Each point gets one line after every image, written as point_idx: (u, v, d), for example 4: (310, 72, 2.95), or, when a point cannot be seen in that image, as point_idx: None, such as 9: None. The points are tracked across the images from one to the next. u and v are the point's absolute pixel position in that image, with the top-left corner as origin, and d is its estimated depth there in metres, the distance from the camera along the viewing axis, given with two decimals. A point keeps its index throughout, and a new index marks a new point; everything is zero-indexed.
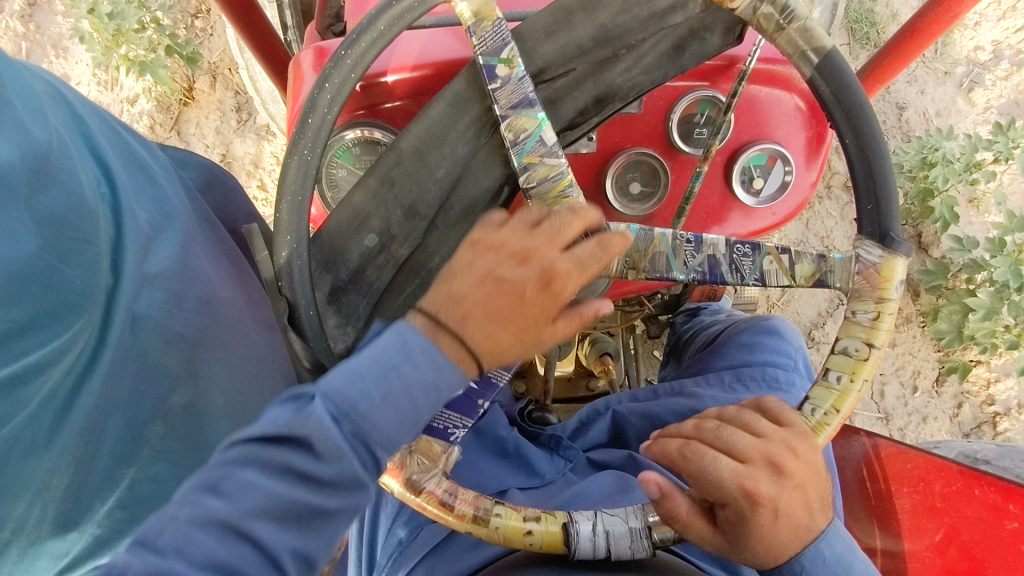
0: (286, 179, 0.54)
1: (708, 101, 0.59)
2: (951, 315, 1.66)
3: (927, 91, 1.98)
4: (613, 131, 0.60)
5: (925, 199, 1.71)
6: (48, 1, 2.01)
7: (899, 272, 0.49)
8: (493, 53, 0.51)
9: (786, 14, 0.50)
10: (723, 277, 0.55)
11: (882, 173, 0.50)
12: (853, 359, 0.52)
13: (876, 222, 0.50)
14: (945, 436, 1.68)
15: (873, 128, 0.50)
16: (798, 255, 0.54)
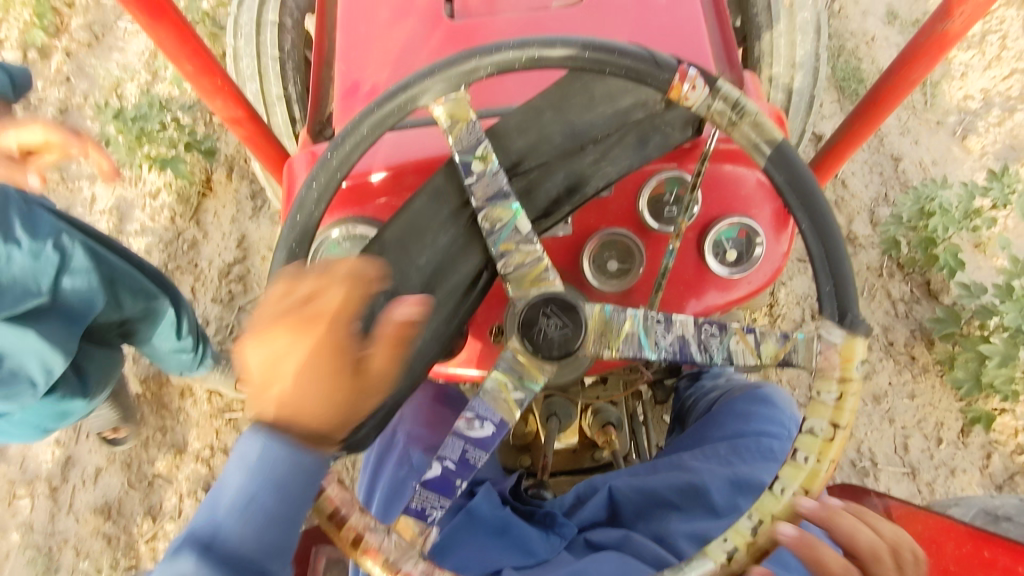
0: (274, 270, 0.58)
1: (676, 180, 0.61)
2: (968, 362, 1.65)
3: (921, 141, 2.02)
4: (587, 214, 0.63)
5: (929, 248, 1.73)
6: (78, 108, 2.17)
7: (857, 350, 0.51)
8: (468, 150, 0.54)
9: (738, 109, 0.53)
10: (692, 357, 0.56)
11: (836, 254, 0.53)
12: (820, 439, 0.52)
13: (835, 303, 0.52)
14: (976, 489, 1.63)
15: (825, 212, 0.53)
16: (762, 335, 0.55)
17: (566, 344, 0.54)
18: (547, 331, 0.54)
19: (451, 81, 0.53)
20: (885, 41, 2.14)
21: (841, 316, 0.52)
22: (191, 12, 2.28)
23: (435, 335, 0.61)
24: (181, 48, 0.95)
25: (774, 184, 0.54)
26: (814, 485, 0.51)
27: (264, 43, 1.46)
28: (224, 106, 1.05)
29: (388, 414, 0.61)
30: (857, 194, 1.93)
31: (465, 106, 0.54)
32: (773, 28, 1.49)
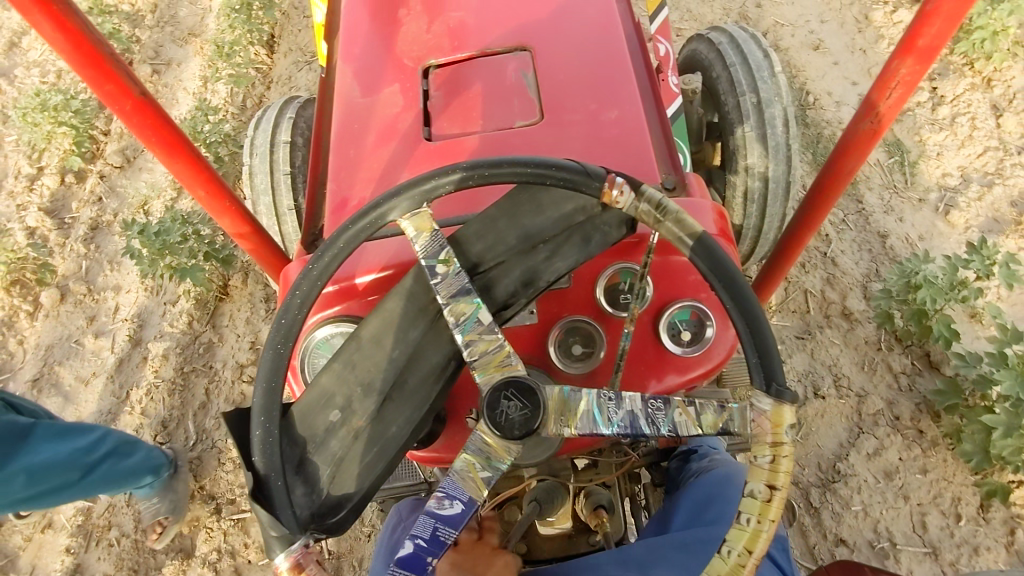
0: (260, 367, 0.64)
1: (627, 271, 0.69)
2: (975, 434, 1.63)
3: (905, 218, 2.10)
4: (550, 304, 0.70)
5: (922, 320, 1.77)
6: (108, 225, 2.33)
7: (786, 416, 0.55)
8: (432, 255, 0.61)
9: (662, 210, 0.60)
10: (643, 431, 0.59)
11: (760, 331, 0.58)
12: (759, 501, 0.54)
13: (763, 374, 0.56)
14: (1004, 567, 1.57)
15: (747, 293, 0.59)
16: (701, 406, 0.59)
17: (527, 424, 0.58)
18: (508, 413, 0.58)
19: (416, 199, 0.62)
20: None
21: (766, 385, 0.56)
22: (213, 134, 2.49)
23: (411, 423, 0.64)
24: (194, 177, 1.06)
25: (701, 272, 0.60)
26: (756, 547, 0.53)
27: (277, 161, 1.60)
28: (233, 224, 1.15)
29: (366, 498, 0.64)
30: (848, 271, 2.00)
31: (426, 218, 0.62)
32: (744, 123, 1.61)
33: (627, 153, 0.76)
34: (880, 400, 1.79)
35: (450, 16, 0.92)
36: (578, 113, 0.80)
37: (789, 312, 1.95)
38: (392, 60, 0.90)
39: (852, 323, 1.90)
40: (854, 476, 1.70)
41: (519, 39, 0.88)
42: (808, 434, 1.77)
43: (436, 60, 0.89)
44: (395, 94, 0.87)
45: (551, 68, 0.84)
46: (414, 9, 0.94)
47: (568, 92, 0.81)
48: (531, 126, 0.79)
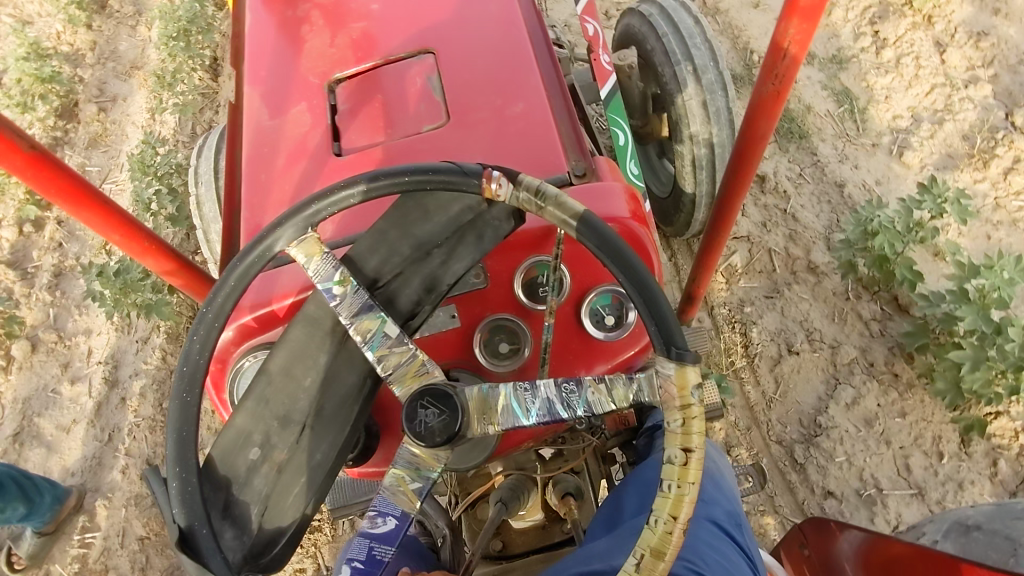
0: (168, 420, 0.64)
1: (543, 265, 0.73)
2: (946, 372, 1.65)
3: (860, 165, 2.11)
4: (471, 305, 0.74)
5: (884, 266, 1.79)
6: (71, 269, 2.31)
7: (691, 377, 0.54)
8: (327, 277, 0.63)
9: (540, 196, 0.59)
10: (560, 415, 0.58)
11: (655, 300, 0.58)
12: (677, 467, 0.54)
13: (663, 341, 0.56)
14: (990, 499, 1.59)
15: (636, 265, 0.59)
16: (612, 381, 0.57)
17: (448, 428, 0.58)
18: (427, 422, 0.59)
19: (300, 225, 0.64)
20: (807, 80, 2.26)
21: (667, 351, 0.56)
22: (165, 166, 2.46)
23: (335, 446, 0.67)
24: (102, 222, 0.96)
25: (590, 250, 0.60)
26: (680, 512, 0.52)
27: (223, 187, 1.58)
28: (156, 263, 1.01)
29: (300, 528, 0.67)
30: (809, 225, 2.01)
31: (314, 242, 0.64)
32: (683, 91, 1.60)
33: (529, 140, 0.86)
34: (853, 348, 1.80)
35: (350, 27, 1.00)
36: (482, 112, 0.89)
37: (756, 273, 1.95)
38: (296, 75, 0.98)
39: (818, 276, 1.91)
40: (835, 428, 1.71)
41: (420, 45, 0.97)
42: (786, 392, 1.78)
43: (340, 72, 0.97)
44: (301, 110, 0.94)
45: (452, 73, 0.92)
46: (314, 19, 1.03)
47: (468, 93, 0.90)
48: (439, 128, 0.89)
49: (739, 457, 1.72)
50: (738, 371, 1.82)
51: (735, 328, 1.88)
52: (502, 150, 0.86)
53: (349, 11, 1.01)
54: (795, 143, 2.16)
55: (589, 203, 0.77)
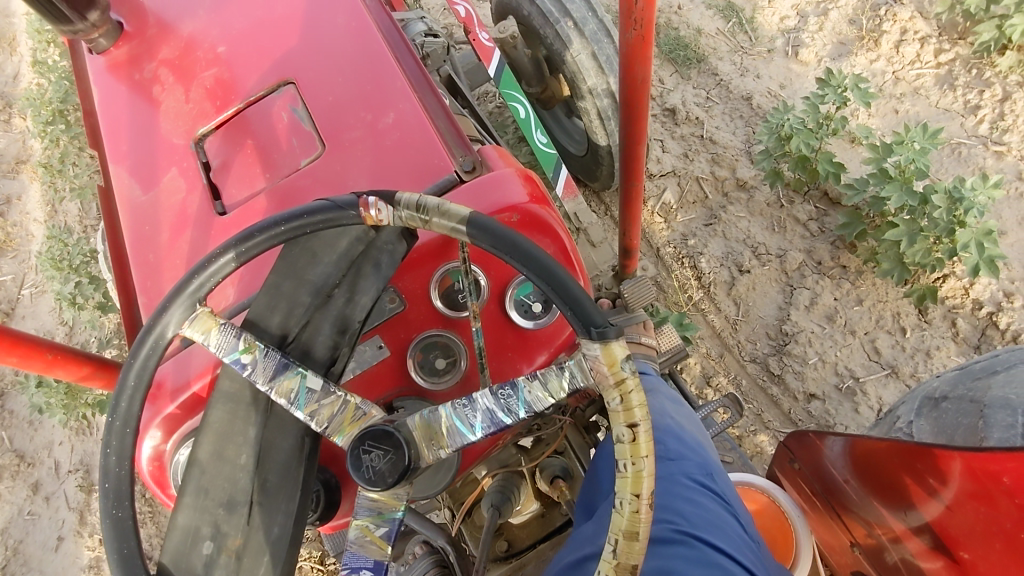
0: (107, 541, 0.65)
1: (454, 270, 0.90)
2: (888, 252, 1.69)
3: (762, 74, 2.16)
4: (398, 332, 0.90)
5: (807, 165, 1.83)
6: (14, 386, 2.20)
7: (617, 351, 0.58)
8: (232, 348, 0.66)
9: (423, 212, 0.64)
10: (505, 422, 0.62)
11: (561, 281, 0.62)
12: (629, 444, 0.56)
13: (580, 323, 0.60)
14: (959, 359, 1.64)
15: (534, 253, 0.63)
16: (545, 377, 0.61)
17: (395, 466, 0.61)
18: (374, 465, 0.61)
19: (187, 305, 0.67)
20: (690, 3, 2.30)
21: (586, 334, 0.60)
22: (79, 255, 2.36)
23: (291, 514, 0.67)
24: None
25: (486, 249, 0.64)
26: (642, 489, 0.55)
27: None
28: (69, 372, 0.94)
29: None
30: (727, 144, 2.06)
31: (207, 317, 0.68)
32: (570, 47, 1.59)
33: (401, 149, 1.01)
34: (799, 253, 1.84)
35: (202, 81, 1.12)
36: (356, 128, 1.04)
37: (690, 205, 2.00)
38: (168, 142, 1.11)
39: (749, 191, 1.96)
40: (802, 332, 1.74)
41: (276, 78, 1.09)
42: (748, 310, 1.81)
43: (205, 125, 1.10)
44: (173, 176, 1.09)
45: (313, 100, 1.07)
46: (167, 84, 1.14)
47: (334, 122, 1.04)
48: (315, 160, 1.02)
49: (720, 386, 1.74)
50: (698, 304, 1.85)
51: (684, 263, 1.91)
52: (381, 166, 1.01)
53: (198, 67, 1.13)
54: (694, 68, 2.21)
55: (483, 200, 0.94)
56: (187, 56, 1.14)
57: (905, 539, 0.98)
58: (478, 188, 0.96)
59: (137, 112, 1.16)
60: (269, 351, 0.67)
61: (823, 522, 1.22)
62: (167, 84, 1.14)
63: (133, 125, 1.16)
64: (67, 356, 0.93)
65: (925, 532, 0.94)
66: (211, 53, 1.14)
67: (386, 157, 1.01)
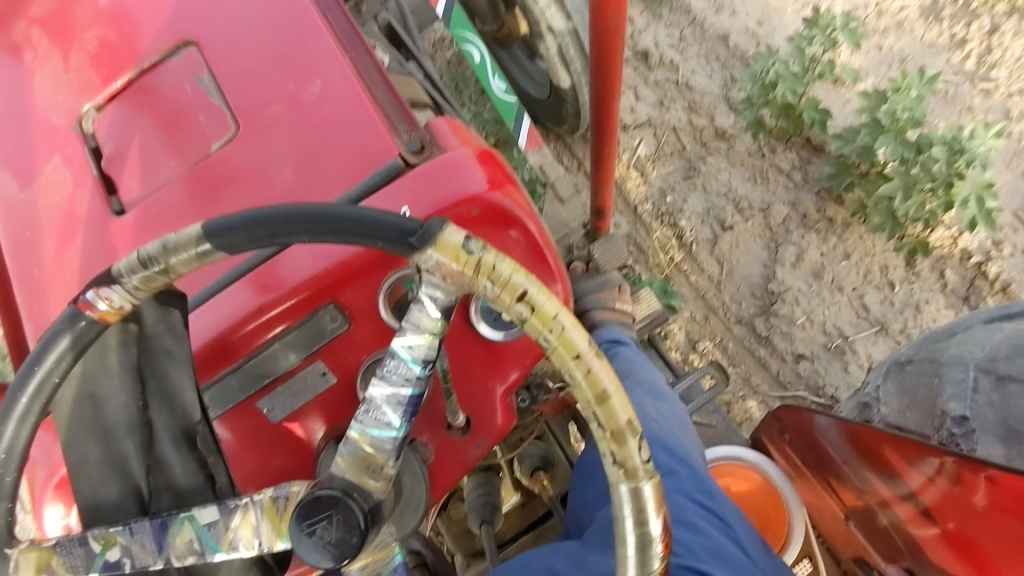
0: None
1: (405, 277, 0.96)
2: (879, 206, 1.63)
3: (738, 9, 2.02)
4: (347, 355, 1.00)
5: (791, 114, 1.76)
6: None
7: (454, 240, 0.62)
8: (90, 566, 0.70)
9: (151, 262, 0.67)
10: (417, 396, 0.69)
11: (352, 220, 0.64)
12: (533, 316, 0.62)
13: (404, 243, 0.63)
14: (948, 312, 1.61)
15: (301, 218, 0.65)
16: (417, 320, 0.67)
17: (347, 523, 0.66)
18: (328, 538, 0.65)
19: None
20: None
21: (414, 249, 0.63)
22: None
23: None
24: None
25: (246, 244, 0.66)
26: (603, 387, 0.61)
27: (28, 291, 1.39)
28: None
29: None
30: (705, 90, 1.94)
31: (38, 555, 0.69)
32: None
33: (306, 113, 1.15)
34: (783, 206, 1.75)
35: (84, 48, 1.25)
36: (276, 100, 1.17)
37: (667, 157, 1.89)
38: (49, 122, 1.24)
39: (729, 140, 1.86)
40: (788, 291, 1.68)
41: (175, 40, 1.22)
42: (732, 269, 1.73)
43: (93, 100, 1.23)
44: (63, 167, 1.22)
45: (219, 69, 1.20)
46: (42, 49, 1.26)
47: (241, 94, 1.18)
48: (225, 141, 1.16)
49: (706, 350, 1.68)
50: (679, 265, 1.77)
51: (664, 222, 1.82)
52: (291, 135, 1.15)
53: (79, 27, 1.25)
54: (667, 6, 2.05)
55: (417, 190, 1.06)
56: (62, 16, 1.26)
57: (893, 503, 1.22)
58: (431, 172, 1.06)
59: (15, 81, 1.27)
60: (133, 530, 0.71)
61: (813, 488, 1.48)
62: (42, 49, 1.26)
63: (17, 103, 1.27)
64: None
65: (912, 502, 1.15)
66: (92, 10, 1.26)
67: (307, 132, 1.14)
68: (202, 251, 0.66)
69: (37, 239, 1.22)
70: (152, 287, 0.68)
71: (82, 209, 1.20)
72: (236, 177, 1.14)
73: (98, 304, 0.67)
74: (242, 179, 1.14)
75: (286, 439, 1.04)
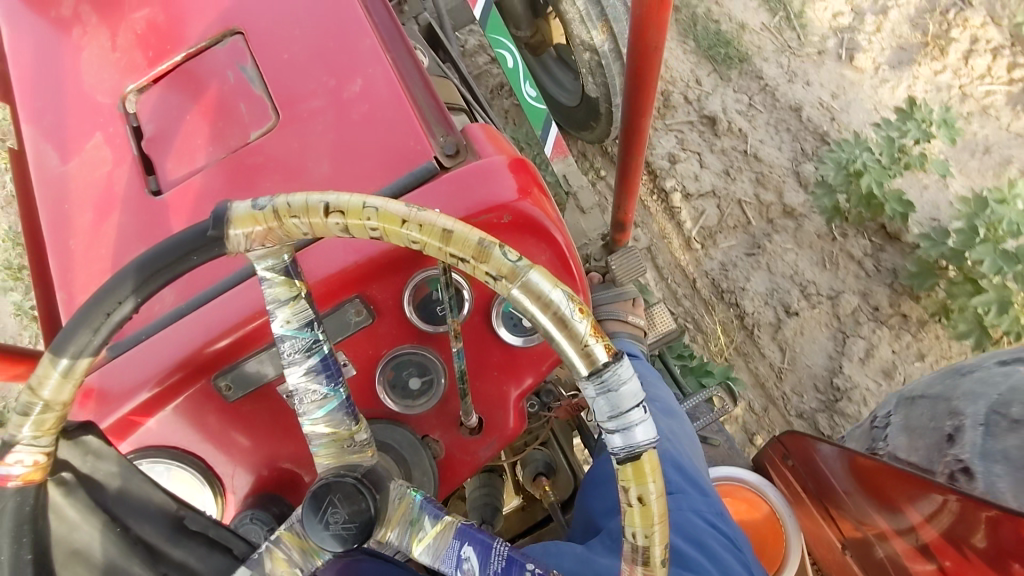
0: None
1: (432, 278, 1.06)
2: (966, 313, 1.70)
3: (811, 80, 1.97)
4: (367, 347, 1.09)
5: (872, 204, 1.78)
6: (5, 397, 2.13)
7: (238, 218, 0.64)
8: None
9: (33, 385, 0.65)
10: (331, 357, 0.76)
11: (177, 241, 0.65)
12: (386, 232, 0.61)
13: (216, 241, 0.65)
14: None
15: (154, 257, 0.65)
16: (277, 304, 0.72)
17: (352, 503, 0.72)
18: (337, 519, 0.71)
19: None
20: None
21: (215, 240, 0.64)
22: None
23: None
24: None
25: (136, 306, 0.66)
26: (547, 293, 0.57)
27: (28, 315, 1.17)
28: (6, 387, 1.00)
29: None
30: (774, 163, 1.87)
31: None
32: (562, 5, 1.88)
33: (357, 114, 1.24)
34: (853, 297, 1.77)
35: (132, 28, 1.35)
36: (315, 96, 1.26)
37: (730, 230, 1.84)
38: (96, 100, 1.34)
39: (797, 219, 1.82)
40: (854, 386, 1.70)
41: (221, 29, 1.33)
42: (794, 357, 1.74)
43: (135, 81, 1.33)
44: (100, 141, 1.32)
45: (263, 59, 1.30)
46: (89, 27, 1.37)
47: (288, 88, 1.28)
48: (265, 130, 1.26)
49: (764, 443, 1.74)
50: (740, 348, 1.77)
51: (726, 300, 1.79)
52: (340, 133, 1.24)
53: (128, 9, 1.36)
54: (736, 69, 2.01)
55: (452, 194, 1.09)
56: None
57: (891, 538, 1.26)
58: (462, 179, 1.16)
59: (55, 50, 1.38)
60: None
61: (808, 514, 1.56)
62: (91, 26, 1.37)
63: (53, 73, 1.37)
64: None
65: (911, 538, 1.19)
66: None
67: (347, 124, 1.24)
68: (61, 369, 0.65)
69: (72, 210, 1.30)
70: (47, 428, 0.65)
71: (120, 187, 1.29)
72: (273, 164, 1.23)
73: (10, 472, 0.65)
74: (278, 167, 1.23)
75: (286, 420, 1.05)
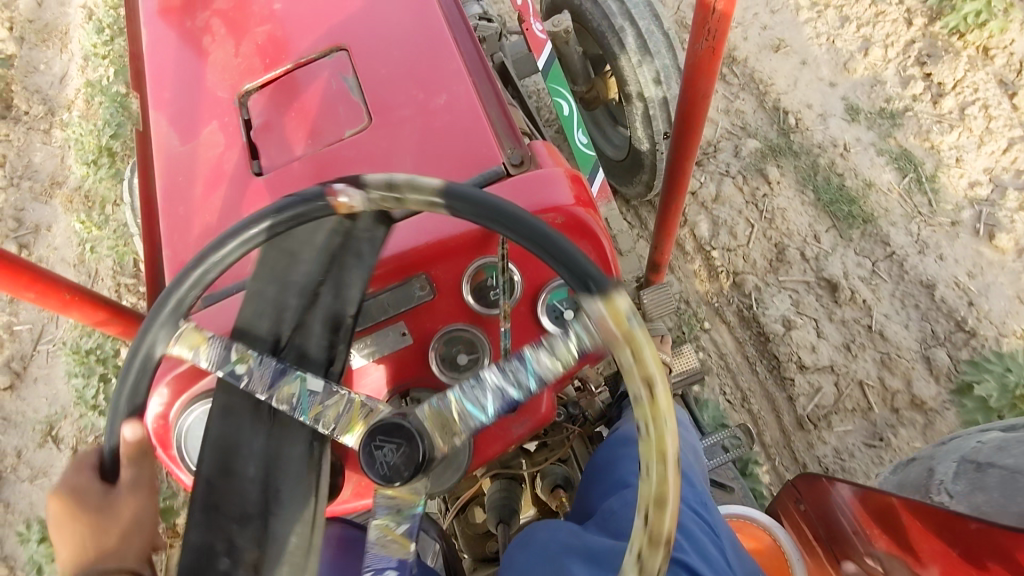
0: None
1: (490, 265, 0.91)
2: None
3: (945, 254, 1.83)
4: (424, 319, 0.91)
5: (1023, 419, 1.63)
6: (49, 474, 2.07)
7: (621, 305, 0.57)
8: (223, 362, 0.67)
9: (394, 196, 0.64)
10: (518, 399, 0.60)
11: (552, 238, 0.62)
12: (641, 382, 0.56)
13: (587, 280, 0.59)
14: None
15: (524, 223, 0.63)
16: (550, 342, 0.59)
17: (409, 460, 0.61)
18: (387, 460, 0.61)
19: (171, 324, 0.68)
20: (857, 142, 2.03)
21: (593, 291, 0.58)
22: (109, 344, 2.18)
23: None
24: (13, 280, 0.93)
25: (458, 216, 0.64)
26: (667, 449, 0.56)
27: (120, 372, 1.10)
28: (85, 314, 1.05)
29: None
30: (901, 344, 1.72)
31: (194, 334, 0.68)
32: (625, 53, 1.71)
33: (452, 130, 1.11)
34: None
35: (254, 38, 1.23)
36: (406, 105, 1.14)
37: (849, 413, 1.68)
38: (213, 95, 1.21)
39: (927, 413, 1.66)
40: None
41: (330, 44, 1.21)
42: None
43: (252, 82, 1.20)
44: (212, 130, 1.19)
45: (365, 71, 1.17)
46: (218, 36, 1.25)
47: (385, 94, 1.15)
48: (359, 132, 1.13)
49: None
50: None
51: None
52: (427, 143, 1.11)
53: (251, 21, 1.24)
54: (858, 229, 1.90)
55: (529, 185, 1.03)
56: (242, 11, 1.25)
57: None
58: (524, 185, 1.03)
59: (180, 60, 1.26)
60: (262, 358, 0.67)
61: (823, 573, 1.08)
62: (218, 35, 1.25)
63: (172, 70, 1.26)
64: (83, 297, 1.04)
65: None
66: (266, 10, 1.25)
67: (430, 133, 1.12)
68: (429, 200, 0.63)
69: (185, 188, 1.16)
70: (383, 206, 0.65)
71: (224, 168, 1.16)
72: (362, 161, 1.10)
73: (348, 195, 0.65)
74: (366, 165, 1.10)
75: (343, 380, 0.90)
